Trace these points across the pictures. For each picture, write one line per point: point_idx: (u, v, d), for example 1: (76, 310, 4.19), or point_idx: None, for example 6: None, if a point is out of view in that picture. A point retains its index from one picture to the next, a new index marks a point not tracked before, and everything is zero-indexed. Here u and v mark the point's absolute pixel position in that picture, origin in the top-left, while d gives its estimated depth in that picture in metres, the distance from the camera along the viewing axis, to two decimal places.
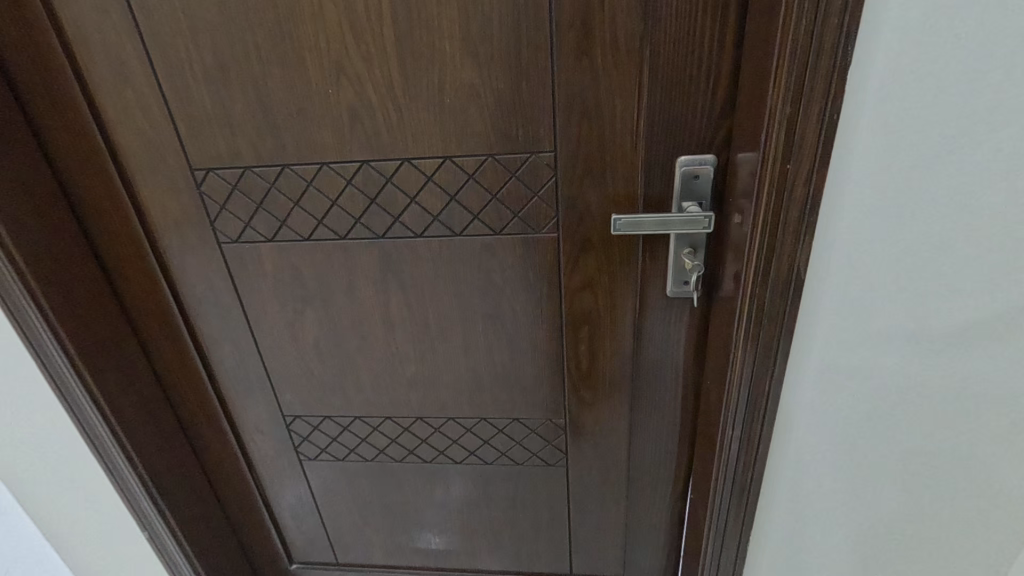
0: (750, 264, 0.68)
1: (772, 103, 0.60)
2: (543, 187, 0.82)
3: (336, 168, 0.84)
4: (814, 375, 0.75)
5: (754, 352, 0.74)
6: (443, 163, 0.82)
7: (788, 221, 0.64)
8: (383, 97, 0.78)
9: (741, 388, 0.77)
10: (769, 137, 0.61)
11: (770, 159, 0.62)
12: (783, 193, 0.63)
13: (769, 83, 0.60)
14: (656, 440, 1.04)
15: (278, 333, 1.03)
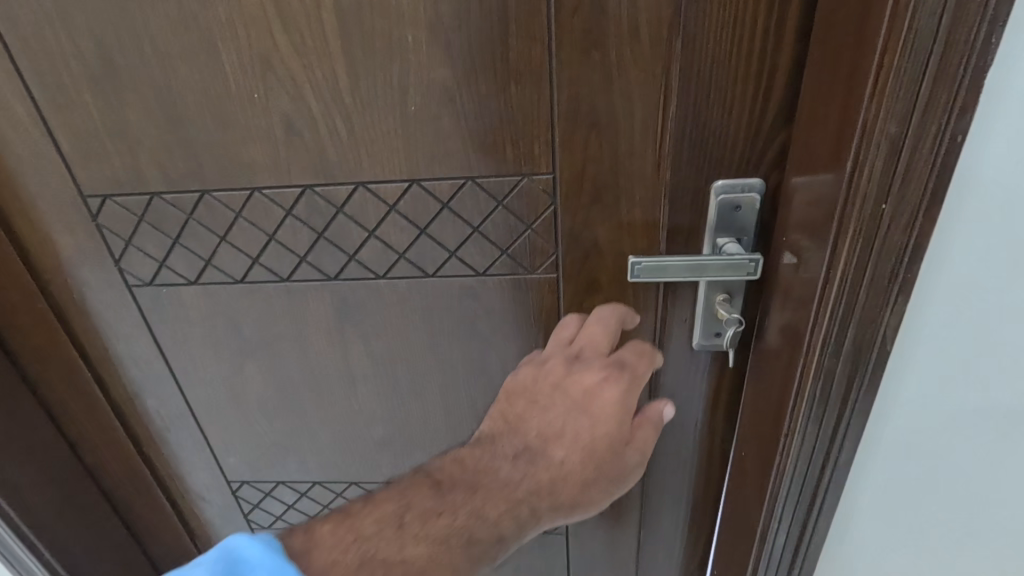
0: (817, 331, 0.51)
1: (868, 120, 0.43)
2: (538, 217, 0.64)
3: (272, 194, 0.65)
4: (890, 458, 0.59)
5: (814, 435, 0.57)
6: (411, 188, 0.63)
7: (876, 276, 0.47)
8: (328, 103, 0.58)
9: (794, 477, 0.60)
10: (859, 167, 0.44)
11: (856, 196, 0.45)
12: (872, 241, 0.46)
13: (863, 92, 0.43)
14: (673, 508, 0.88)
15: (214, 391, 0.84)
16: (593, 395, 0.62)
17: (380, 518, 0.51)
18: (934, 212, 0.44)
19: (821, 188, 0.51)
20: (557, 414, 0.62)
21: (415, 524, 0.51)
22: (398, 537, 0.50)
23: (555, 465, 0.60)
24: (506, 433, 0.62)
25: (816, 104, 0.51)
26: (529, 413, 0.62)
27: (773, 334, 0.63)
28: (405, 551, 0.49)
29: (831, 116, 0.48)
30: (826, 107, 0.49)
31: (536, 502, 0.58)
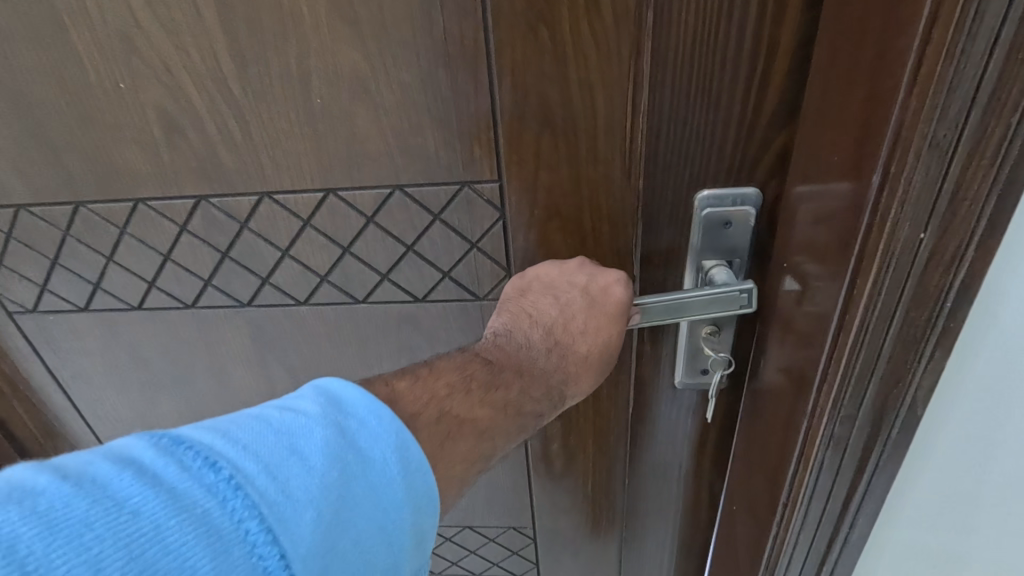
0: (827, 390, 0.40)
1: (907, 117, 0.31)
2: (484, 233, 0.53)
3: (160, 207, 0.53)
4: (912, 518, 0.49)
5: (820, 508, 0.46)
6: (327, 199, 0.52)
7: (907, 324, 0.36)
8: (211, 93, 0.46)
9: (794, 552, 0.50)
10: (890, 186, 0.33)
11: (886, 220, 0.33)
12: (903, 279, 0.35)
13: (900, 78, 0.31)
14: (656, 554, 0.78)
15: (126, 431, 0.73)
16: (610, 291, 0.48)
17: (446, 386, 0.44)
18: (991, 244, 0.33)
19: (832, 207, 0.39)
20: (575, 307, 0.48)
21: (480, 392, 0.45)
22: (466, 398, 0.44)
23: (580, 360, 0.49)
24: (524, 335, 0.49)
25: (829, 95, 0.39)
26: (543, 307, 0.49)
27: (770, 377, 0.52)
28: (475, 415, 0.43)
29: (851, 112, 0.37)
30: (843, 98, 0.38)
31: (567, 387, 0.49)
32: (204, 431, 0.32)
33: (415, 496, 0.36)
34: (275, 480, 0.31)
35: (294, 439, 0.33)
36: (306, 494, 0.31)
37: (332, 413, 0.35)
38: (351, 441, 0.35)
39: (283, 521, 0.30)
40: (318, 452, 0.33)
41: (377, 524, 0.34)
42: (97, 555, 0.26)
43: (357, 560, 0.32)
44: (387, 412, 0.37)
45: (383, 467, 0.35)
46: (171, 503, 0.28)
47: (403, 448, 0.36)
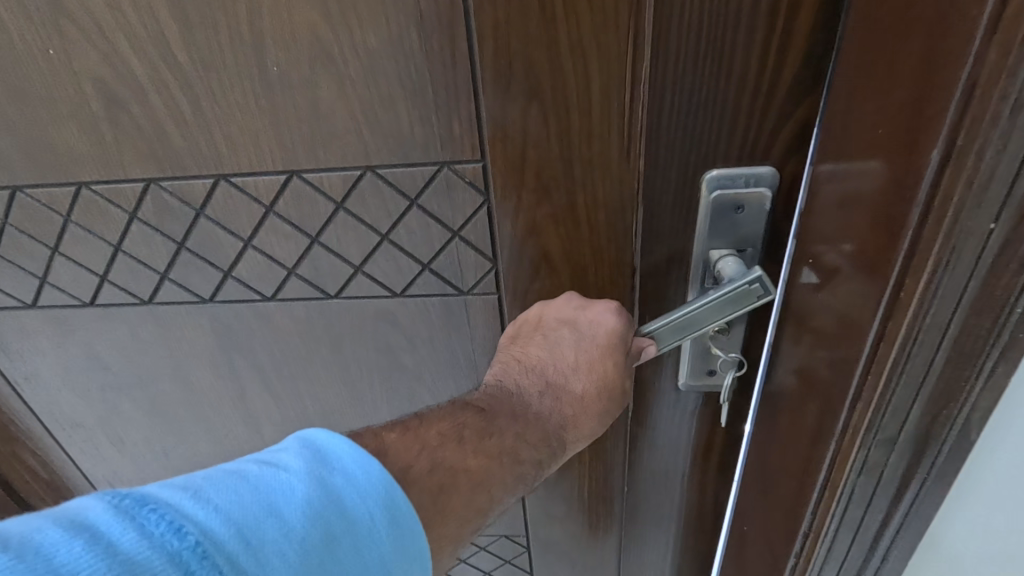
0: (865, 408, 0.36)
1: (980, 84, 0.26)
2: (467, 220, 0.47)
3: (106, 191, 0.48)
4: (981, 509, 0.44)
5: (851, 528, 0.42)
6: (290, 181, 0.46)
7: (966, 334, 0.31)
8: (154, 62, 0.41)
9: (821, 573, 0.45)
10: (955, 173, 0.28)
11: (946, 210, 0.28)
12: (965, 280, 0.30)
13: (972, 36, 0.26)
14: (656, 564, 0.73)
15: (91, 436, 0.68)
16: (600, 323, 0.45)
17: (438, 433, 0.39)
18: None
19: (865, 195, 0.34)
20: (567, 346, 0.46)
21: (475, 439, 0.41)
22: (458, 447, 0.40)
23: (579, 397, 0.46)
24: (516, 382, 0.45)
25: (870, 62, 0.34)
26: (532, 352, 0.46)
27: (784, 379, 0.46)
28: (470, 465, 0.39)
29: (899, 80, 0.31)
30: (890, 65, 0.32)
31: (567, 432, 0.45)
32: (172, 489, 0.28)
33: (404, 564, 0.31)
34: (249, 548, 0.27)
35: (274, 498, 0.29)
36: (283, 566, 0.27)
37: (317, 467, 0.31)
38: (338, 500, 0.30)
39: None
40: (299, 513, 0.29)
41: None
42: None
43: None
44: (378, 465, 0.32)
45: (372, 532, 0.30)
46: None
47: (394, 507, 0.32)
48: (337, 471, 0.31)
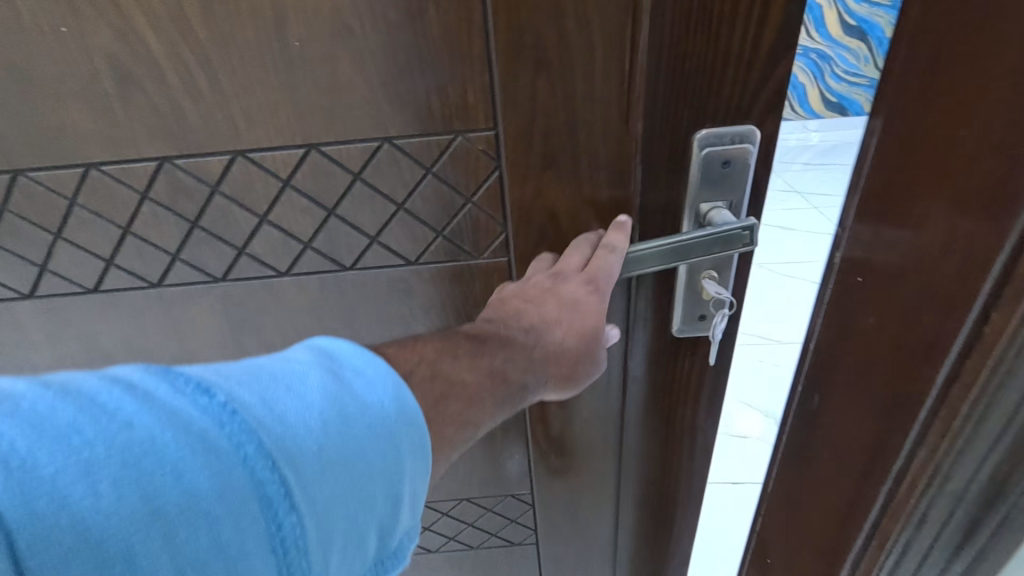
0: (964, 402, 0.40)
1: None
2: (479, 186, 0.51)
3: (116, 172, 0.48)
4: None
5: (932, 533, 0.46)
6: (308, 156, 0.48)
7: None
8: (172, 39, 0.42)
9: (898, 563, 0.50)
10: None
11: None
12: None
13: None
14: (653, 508, 0.79)
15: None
16: (608, 262, 0.49)
17: (434, 349, 0.43)
18: None
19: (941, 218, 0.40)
20: (574, 283, 0.49)
21: (466, 357, 0.44)
22: (454, 362, 0.43)
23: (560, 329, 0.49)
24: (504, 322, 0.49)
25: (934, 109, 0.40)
26: (535, 290, 0.50)
27: None
28: (466, 380, 0.42)
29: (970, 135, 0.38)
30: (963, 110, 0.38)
31: (548, 367, 0.49)
32: (206, 366, 0.30)
33: (413, 447, 0.33)
34: (270, 412, 0.29)
35: (295, 378, 0.31)
36: (305, 431, 0.29)
37: (337, 360, 0.33)
38: (354, 386, 0.32)
39: (284, 453, 0.28)
40: (314, 390, 0.31)
41: (375, 475, 0.31)
42: (90, 461, 0.24)
43: (354, 508, 0.30)
44: (383, 362, 0.34)
45: (383, 412, 0.32)
46: (166, 419, 0.26)
47: (402, 395, 0.33)
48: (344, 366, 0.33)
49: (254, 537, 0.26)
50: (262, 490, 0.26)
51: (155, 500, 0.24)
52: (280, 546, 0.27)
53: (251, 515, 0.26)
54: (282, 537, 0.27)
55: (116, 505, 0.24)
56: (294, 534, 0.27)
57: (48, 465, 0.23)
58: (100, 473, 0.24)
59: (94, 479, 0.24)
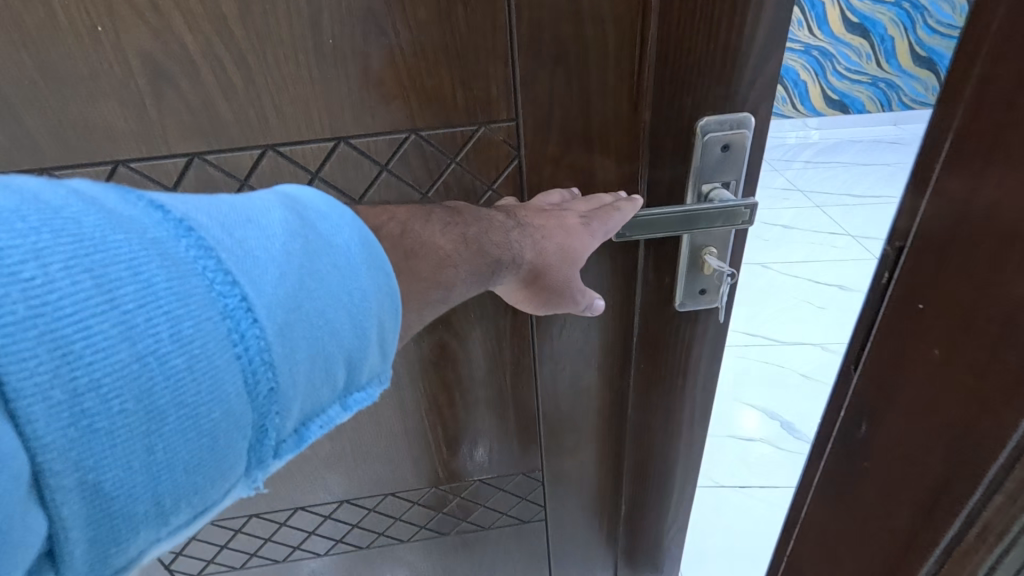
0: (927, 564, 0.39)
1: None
2: (500, 174, 0.53)
3: (147, 168, 0.48)
4: None
5: None
6: (337, 149, 0.50)
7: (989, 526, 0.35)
8: (208, 38, 0.43)
9: None
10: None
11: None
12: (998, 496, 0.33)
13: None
14: (654, 476, 0.85)
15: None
16: (611, 219, 0.51)
17: (410, 214, 0.47)
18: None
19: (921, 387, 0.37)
20: (574, 221, 0.51)
21: (441, 223, 0.47)
22: (428, 224, 0.47)
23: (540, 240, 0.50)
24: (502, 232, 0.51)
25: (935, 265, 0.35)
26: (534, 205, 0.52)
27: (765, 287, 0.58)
28: (440, 244, 0.46)
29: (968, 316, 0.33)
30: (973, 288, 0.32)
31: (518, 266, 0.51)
32: (159, 194, 0.33)
33: (372, 287, 0.39)
34: (230, 236, 0.33)
35: (250, 216, 0.35)
36: (264, 255, 0.34)
37: (290, 207, 0.38)
38: (312, 228, 0.37)
39: (245, 275, 0.32)
40: (272, 225, 0.36)
41: (334, 301, 0.36)
42: (39, 245, 0.26)
43: (310, 328, 0.35)
44: (345, 210, 0.40)
45: (346, 253, 0.38)
46: (123, 227, 0.29)
47: (363, 242, 0.40)
48: (308, 211, 0.38)
49: (216, 343, 0.30)
50: (228, 306, 0.31)
51: (116, 299, 0.27)
52: (244, 354, 0.31)
53: (214, 319, 0.30)
54: (247, 348, 0.31)
55: (77, 296, 0.26)
56: (256, 348, 0.32)
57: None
58: (49, 259, 0.26)
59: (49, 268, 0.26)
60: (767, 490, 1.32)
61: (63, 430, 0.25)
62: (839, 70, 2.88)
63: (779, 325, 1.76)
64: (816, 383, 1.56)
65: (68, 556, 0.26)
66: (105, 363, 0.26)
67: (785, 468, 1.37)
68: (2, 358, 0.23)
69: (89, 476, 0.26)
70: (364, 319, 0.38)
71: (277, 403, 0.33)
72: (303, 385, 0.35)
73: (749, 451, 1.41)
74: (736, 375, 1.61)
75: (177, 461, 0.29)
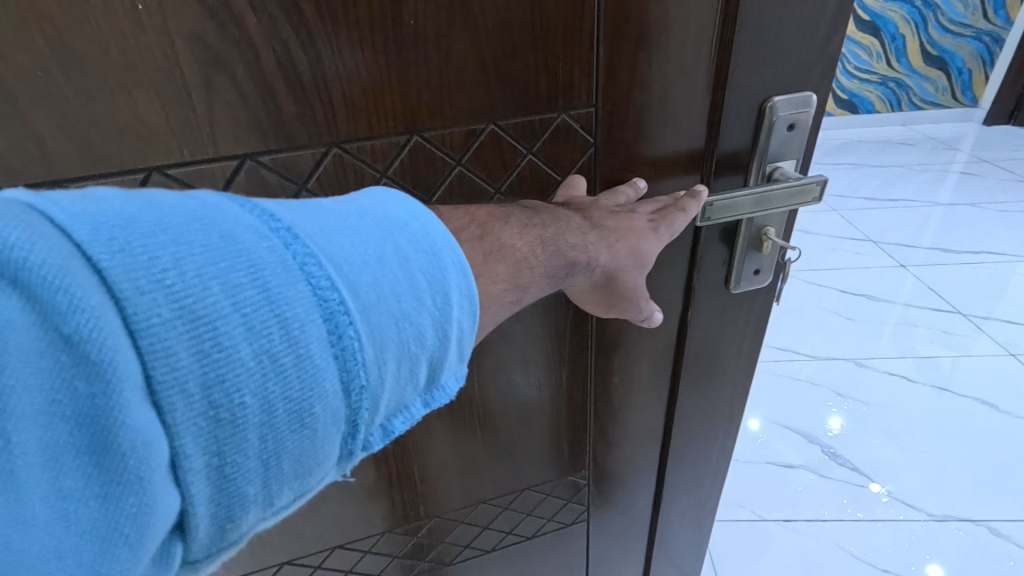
0: None
1: None
2: (574, 164, 0.51)
3: (188, 175, 0.41)
4: None
5: None
6: (409, 144, 0.45)
7: None
8: (271, 13, 0.37)
9: None
10: None
11: None
12: None
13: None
14: (694, 461, 0.86)
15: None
16: (678, 223, 0.49)
17: (487, 214, 0.43)
18: None
19: None
20: (643, 224, 0.49)
21: (520, 224, 0.43)
22: (506, 226, 0.42)
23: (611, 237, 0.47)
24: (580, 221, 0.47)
25: None
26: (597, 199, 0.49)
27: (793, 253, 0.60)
28: (518, 245, 0.42)
29: None
30: None
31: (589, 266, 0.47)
32: (267, 200, 0.31)
33: (460, 289, 0.34)
34: (331, 243, 0.30)
35: (352, 218, 0.32)
36: (362, 263, 0.30)
37: (383, 205, 0.34)
38: (405, 226, 0.33)
39: (343, 273, 0.29)
40: (369, 230, 0.32)
41: (422, 308, 0.32)
42: (170, 252, 0.25)
43: (403, 334, 0.31)
44: (431, 215, 0.35)
45: (433, 257, 0.33)
46: (239, 232, 0.27)
47: (449, 246, 0.34)
48: (404, 217, 0.34)
49: (318, 344, 0.28)
50: (329, 308, 0.28)
51: (235, 301, 0.25)
52: (341, 355, 0.28)
53: (317, 325, 0.28)
54: (344, 349, 0.28)
55: (203, 289, 0.25)
56: (352, 350, 0.29)
57: (130, 242, 0.24)
58: (179, 262, 0.25)
59: (177, 262, 0.25)
60: (814, 525, 1.18)
61: (194, 422, 0.24)
62: (849, 70, 2.81)
63: (804, 337, 1.64)
64: (848, 402, 1.43)
65: (191, 540, 0.26)
66: (226, 357, 0.25)
67: (832, 499, 1.22)
68: (145, 355, 0.23)
69: (214, 466, 0.25)
70: (448, 323, 0.33)
71: (370, 402, 0.30)
72: (393, 385, 0.32)
73: (789, 478, 1.27)
74: (758, 388, 1.49)
75: (283, 457, 0.27)
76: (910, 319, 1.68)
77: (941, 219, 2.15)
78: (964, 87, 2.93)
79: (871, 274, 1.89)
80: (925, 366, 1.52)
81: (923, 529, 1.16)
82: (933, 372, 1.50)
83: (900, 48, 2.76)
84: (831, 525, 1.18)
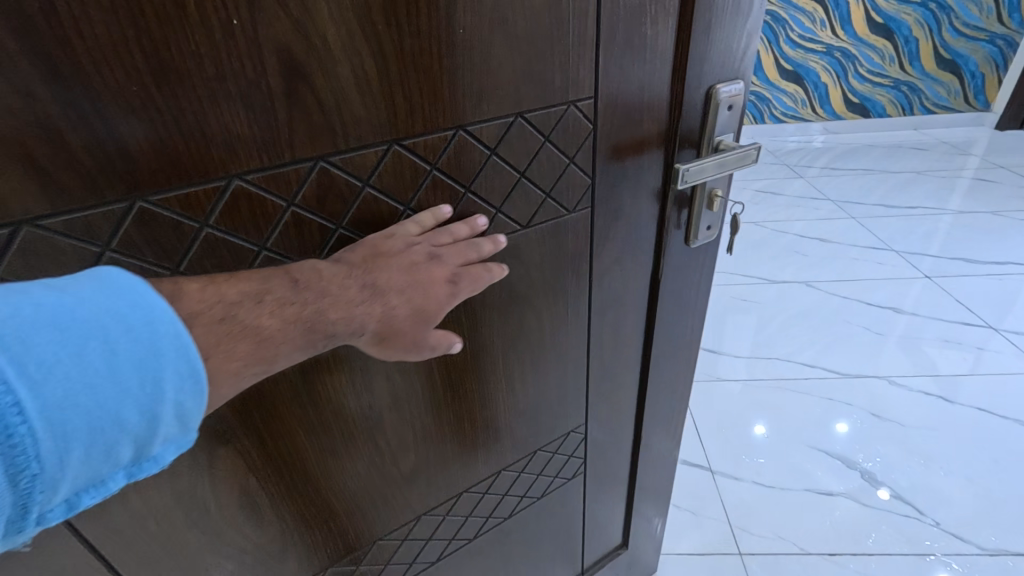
0: None
1: None
2: (579, 148, 0.61)
3: (267, 178, 0.43)
4: None
5: None
6: (454, 138, 0.51)
7: None
8: (351, 31, 0.41)
9: None
10: None
11: None
12: None
13: None
14: (666, 403, 0.99)
15: (169, 517, 0.54)
16: (482, 279, 0.52)
17: (239, 291, 0.38)
18: None
19: None
20: (443, 276, 0.50)
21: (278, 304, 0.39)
22: (258, 306, 0.38)
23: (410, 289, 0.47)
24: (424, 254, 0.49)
25: None
26: (396, 242, 0.48)
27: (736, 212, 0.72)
28: (265, 326, 0.38)
29: None
30: None
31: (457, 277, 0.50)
32: None
33: (179, 379, 0.32)
34: (23, 341, 0.27)
35: (64, 308, 0.29)
36: (58, 360, 0.28)
37: (103, 287, 0.31)
38: (123, 315, 0.30)
39: (28, 372, 0.27)
40: (78, 322, 0.29)
41: (125, 400, 0.30)
42: None
43: (99, 424, 0.29)
44: (161, 302, 0.32)
45: (153, 350, 0.31)
46: None
47: (176, 339, 0.32)
48: (125, 310, 0.31)
49: None
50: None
51: None
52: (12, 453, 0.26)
53: None
54: (13, 447, 0.26)
55: None
56: (27, 448, 0.26)
57: None
58: None
59: None
60: (860, 560, 1.26)
61: None
62: (863, 72, 3.35)
63: (841, 356, 1.83)
64: (886, 423, 1.58)
65: None
66: None
67: (875, 530, 1.32)
68: None
69: None
70: (158, 406, 0.31)
71: (48, 488, 0.28)
72: (82, 469, 0.29)
73: (829, 505, 1.38)
74: (796, 411, 1.64)
75: None
76: (913, 335, 1.89)
77: (952, 226, 2.48)
78: (975, 91, 3.46)
79: (884, 284, 2.15)
80: (945, 382, 1.71)
81: (975, 560, 1.25)
82: (949, 388, 1.68)
83: (911, 51, 3.30)
84: (877, 559, 1.26)
